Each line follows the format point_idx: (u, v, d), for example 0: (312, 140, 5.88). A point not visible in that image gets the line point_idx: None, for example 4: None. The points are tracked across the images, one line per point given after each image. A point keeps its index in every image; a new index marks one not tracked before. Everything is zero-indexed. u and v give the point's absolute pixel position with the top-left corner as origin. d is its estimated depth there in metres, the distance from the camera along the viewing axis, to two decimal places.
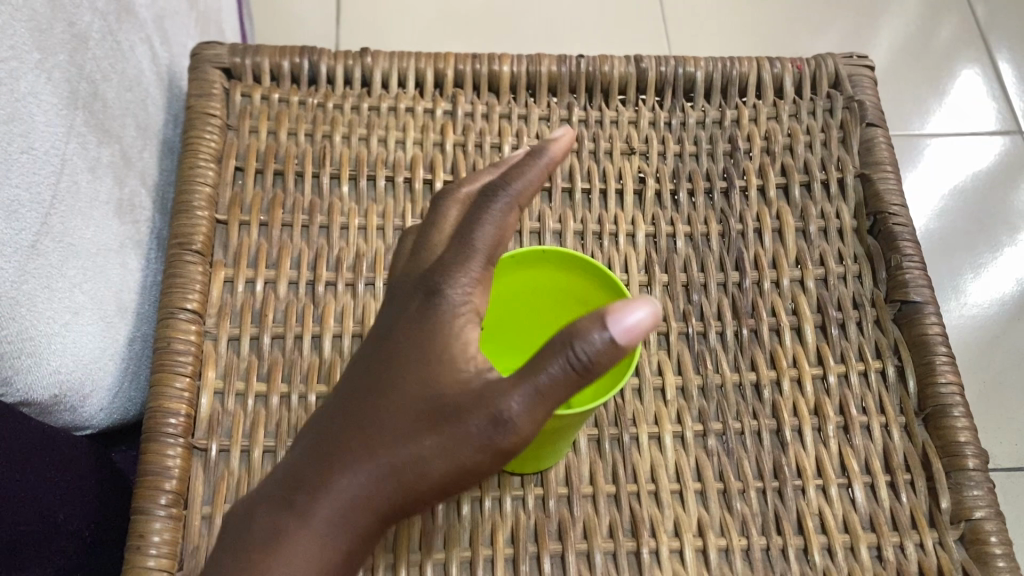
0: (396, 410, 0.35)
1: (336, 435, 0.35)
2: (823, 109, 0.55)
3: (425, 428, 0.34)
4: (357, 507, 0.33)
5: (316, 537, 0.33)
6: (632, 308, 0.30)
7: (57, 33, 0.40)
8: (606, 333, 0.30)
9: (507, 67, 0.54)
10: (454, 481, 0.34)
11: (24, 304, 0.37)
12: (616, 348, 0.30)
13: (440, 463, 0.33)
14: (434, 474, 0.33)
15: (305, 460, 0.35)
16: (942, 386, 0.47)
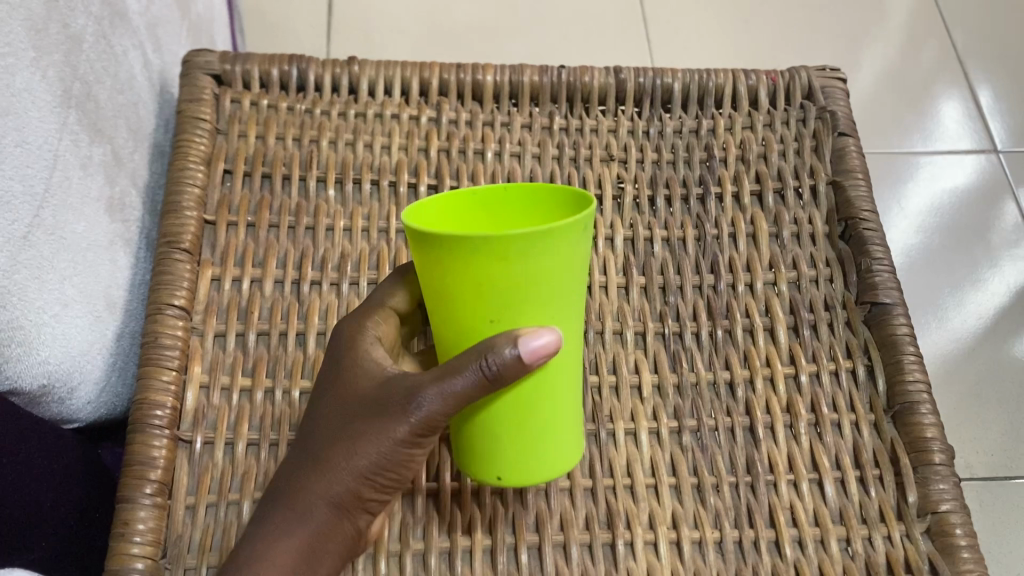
0: (341, 418, 0.36)
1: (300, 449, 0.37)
2: (797, 119, 0.57)
3: (360, 427, 0.35)
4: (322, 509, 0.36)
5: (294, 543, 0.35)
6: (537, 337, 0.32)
7: (52, 34, 0.42)
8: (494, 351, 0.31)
9: (491, 77, 0.55)
10: (390, 468, 0.36)
11: (14, 293, 0.38)
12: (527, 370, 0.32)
13: (380, 460, 0.35)
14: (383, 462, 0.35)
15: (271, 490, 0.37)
16: (910, 384, 0.48)
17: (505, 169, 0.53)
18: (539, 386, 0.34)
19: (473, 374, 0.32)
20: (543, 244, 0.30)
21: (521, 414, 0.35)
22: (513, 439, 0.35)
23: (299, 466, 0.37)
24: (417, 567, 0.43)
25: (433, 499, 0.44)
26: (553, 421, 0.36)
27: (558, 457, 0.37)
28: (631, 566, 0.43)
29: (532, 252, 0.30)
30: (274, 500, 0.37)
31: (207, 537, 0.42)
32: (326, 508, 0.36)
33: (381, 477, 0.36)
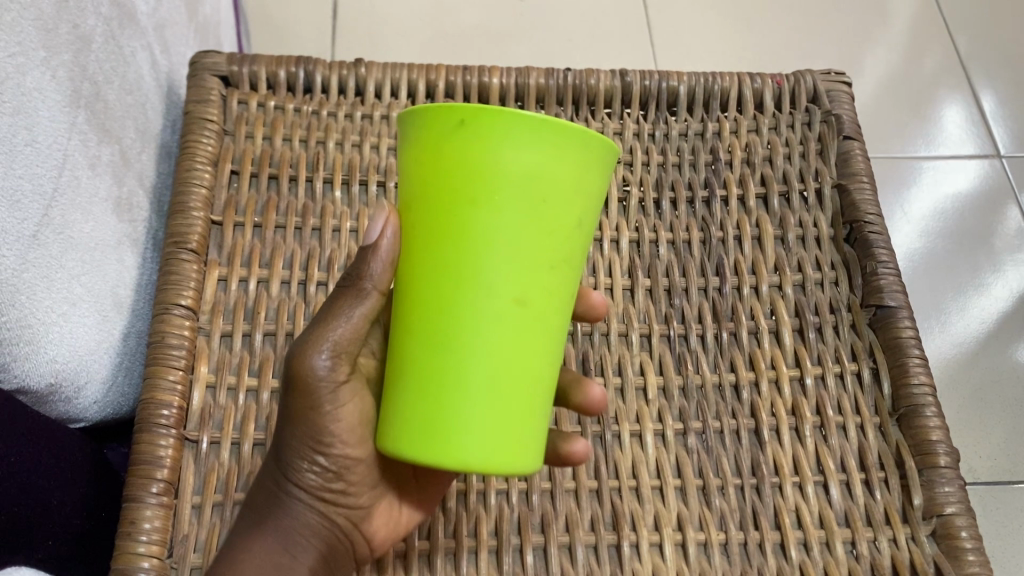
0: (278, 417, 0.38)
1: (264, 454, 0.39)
2: (802, 122, 0.57)
3: (285, 416, 0.37)
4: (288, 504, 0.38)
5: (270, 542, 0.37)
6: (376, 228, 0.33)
7: (62, 34, 0.42)
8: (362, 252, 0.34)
9: (497, 79, 0.55)
10: (329, 447, 0.37)
11: (23, 291, 0.38)
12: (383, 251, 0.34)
13: (306, 438, 0.37)
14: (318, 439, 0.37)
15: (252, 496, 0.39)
16: (915, 387, 0.48)
17: None
18: (436, 328, 0.31)
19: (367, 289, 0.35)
20: (439, 122, 0.30)
21: (416, 355, 0.32)
22: (406, 388, 0.32)
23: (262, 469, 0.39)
24: (422, 567, 0.43)
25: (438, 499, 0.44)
26: (445, 388, 0.31)
27: (440, 441, 0.31)
28: (637, 568, 0.43)
29: (434, 131, 0.30)
30: (246, 505, 0.39)
31: (212, 538, 0.42)
32: (288, 500, 0.38)
33: (324, 457, 0.38)
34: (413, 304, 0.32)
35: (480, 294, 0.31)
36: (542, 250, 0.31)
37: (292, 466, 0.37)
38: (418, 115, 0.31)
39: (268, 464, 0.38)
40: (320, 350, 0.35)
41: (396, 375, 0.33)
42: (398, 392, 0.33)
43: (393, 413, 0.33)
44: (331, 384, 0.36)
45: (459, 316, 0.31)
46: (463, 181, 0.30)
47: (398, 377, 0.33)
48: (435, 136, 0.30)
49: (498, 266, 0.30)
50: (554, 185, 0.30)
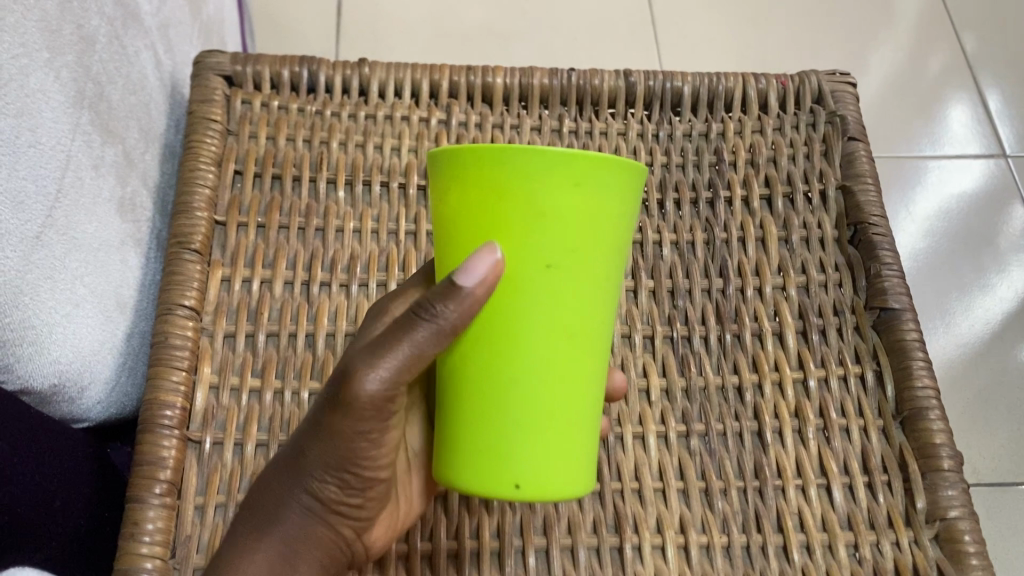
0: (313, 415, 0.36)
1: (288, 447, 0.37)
2: (807, 123, 0.57)
3: (311, 424, 0.35)
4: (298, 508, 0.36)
5: (274, 544, 0.36)
6: (472, 267, 0.29)
7: (66, 35, 0.42)
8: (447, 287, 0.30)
9: (501, 79, 0.55)
10: (348, 464, 0.35)
11: (27, 292, 0.38)
12: (462, 301, 0.30)
13: (336, 455, 0.35)
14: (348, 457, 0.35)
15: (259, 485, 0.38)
16: (919, 390, 0.48)
17: None
18: (544, 364, 0.31)
19: (427, 325, 0.31)
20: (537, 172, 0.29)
21: (519, 391, 0.31)
22: (512, 426, 0.31)
23: (281, 463, 0.37)
24: (424, 568, 0.43)
25: (441, 500, 0.44)
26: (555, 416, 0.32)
27: (555, 469, 0.32)
28: (639, 570, 0.43)
29: (526, 177, 0.29)
30: (255, 501, 0.38)
31: (215, 538, 0.42)
32: (296, 508, 0.36)
33: (341, 473, 0.36)
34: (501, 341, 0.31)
35: (534, 320, 0.31)
36: (593, 277, 0.31)
37: (309, 474, 0.36)
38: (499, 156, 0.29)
39: (283, 465, 0.37)
40: (376, 364, 0.32)
41: (487, 413, 0.32)
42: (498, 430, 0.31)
43: (495, 452, 0.31)
44: (376, 406, 0.32)
45: (569, 346, 0.31)
46: (566, 229, 0.30)
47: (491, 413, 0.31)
48: (528, 184, 0.29)
49: (548, 295, 0.30)
50: (606, 215, 0.30)
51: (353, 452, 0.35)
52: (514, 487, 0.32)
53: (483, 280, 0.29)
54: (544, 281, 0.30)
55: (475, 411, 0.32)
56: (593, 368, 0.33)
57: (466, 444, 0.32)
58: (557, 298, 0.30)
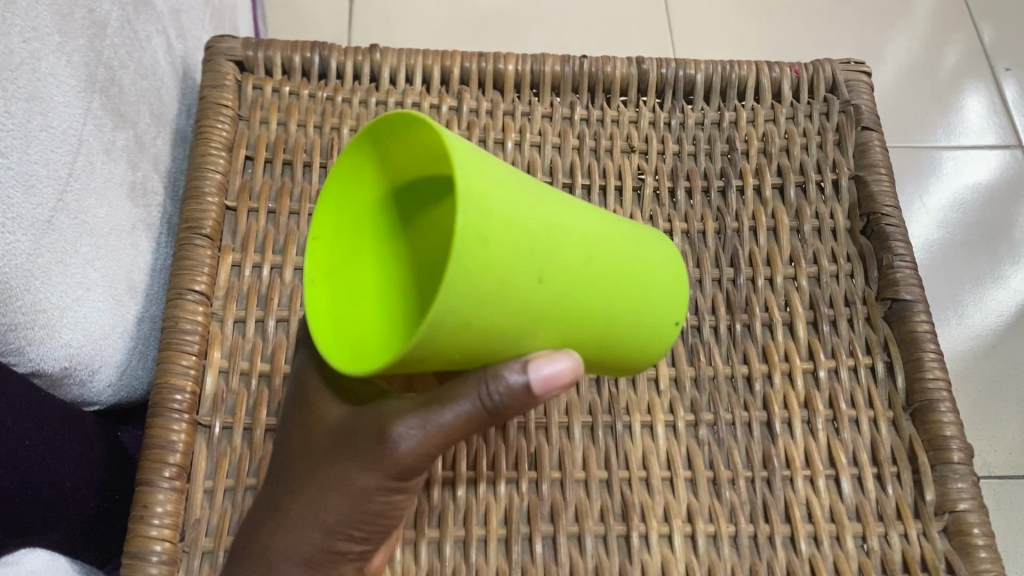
0: (321, 459, 0.38)
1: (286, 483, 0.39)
2: (821, 112, 0.56)
3: (332, 470, 0.37)
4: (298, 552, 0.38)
5: None
6: (553, 360, 0.32)
7: (77, 19, 0.42)
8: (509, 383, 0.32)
9: (512, 66, 0.55)
10: (378, 518, 0.38)
11: (39, 276, 0.38)
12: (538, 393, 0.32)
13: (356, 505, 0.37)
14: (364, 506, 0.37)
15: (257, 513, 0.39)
16: (930, 382, 0.48)
17: (525, 159, 0.53)
18: (580, 240, 0.33)
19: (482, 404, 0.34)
20: (501, 238, 0.29)
21: (605, 259, 0.34)
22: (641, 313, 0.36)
23: (278, 498, 0.39)
24: (432, 554, 0.43)
25: (449, 488, 0.44)
26: (604, 229, 0.35)
27: (651, 265, 0.37)
28: (646, 560, 0.43)
29: (523, 259, 0.30)
30: (253, 529, 0.39)
31: (224, 521, 0.42)
32: (288, 553, 0.38)
33: (369, 526, 0.38)
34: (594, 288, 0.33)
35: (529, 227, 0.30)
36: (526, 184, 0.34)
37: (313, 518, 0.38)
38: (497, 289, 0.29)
39: (292, 505, 0.38)
40: (415, 427, 0.35)
41: (618, 319, 0.35)
42: (623, 309, 0.35)
43: (636, 336, 0.37)
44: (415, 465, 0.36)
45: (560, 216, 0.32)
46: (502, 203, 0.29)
47: (629, 328, 0.36)
48: (529, 257, 0.30)
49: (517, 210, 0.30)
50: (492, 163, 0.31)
51: (373, 504, 0.37)
52: (670, 326, 0.39)
53: (555, 383, 0.32)
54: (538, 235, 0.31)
55: (601, 326, 0.35)
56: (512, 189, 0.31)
57: (629, 355, 0.37)
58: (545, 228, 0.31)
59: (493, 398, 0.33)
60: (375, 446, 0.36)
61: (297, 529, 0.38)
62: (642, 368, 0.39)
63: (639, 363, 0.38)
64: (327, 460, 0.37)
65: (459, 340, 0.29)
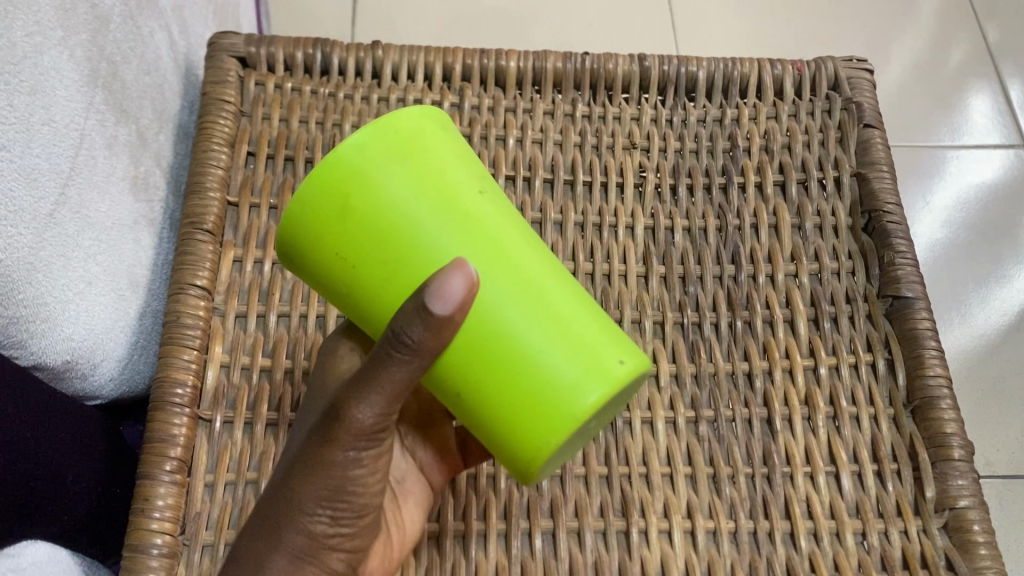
0: (290, 454, 0.36)
1: (266, 492, 0.36)
2: (822, 110, 0.56)
3: (295, 460, 0.35)
4: (280, 556, 0.34)
5: None
6: (446, 280, 0.29)
7: (80, 14, 0.42)
8: (411, 316, 0.30)
9: (514, 63, 0.55)
10: (344, 492, 0.35)
11: (41, 269, 0.38)
12: (449, 319, 0.30)
13: (327, 485, 0.34)
14: (336, 484, 0.34)
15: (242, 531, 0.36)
16: (930, 378, 0.48)
17: (526, 155, 0.53)
18: (511, 249, 0.33)
19: (404, 356, 0.31)
20: (416, 157, 0.32)
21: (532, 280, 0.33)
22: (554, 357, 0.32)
23: (256, 508, 0.36)
24: (432, 549, 0.43)
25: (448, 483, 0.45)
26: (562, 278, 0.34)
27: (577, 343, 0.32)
28: (645, 555, 0.43)
29: (427, 195, 0.32)
30: (236, 547, 0.36)
31: (225, 514, 0.43)
32: (259, 555, 0.34)
33: (335, 504, 0.35)
34: (503, 289, 0.32)
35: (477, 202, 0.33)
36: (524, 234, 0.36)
37: (288, 510, 0.34)
38: (389, 177, 0.31)
39: (264, 506, 0.35)
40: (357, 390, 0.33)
41: (518, 344, 0.32)
42: (529, 335, 0.32)
43: (525, 388, 0.32)
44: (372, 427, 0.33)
45: (506, 225, 0.33)
46: (443, 151, 0.33)
47: (527, 366, 0.32)
48: (434, 200, 0.32)
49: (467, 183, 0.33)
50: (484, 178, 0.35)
51: (344, 481, 0.34)
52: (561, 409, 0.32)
53: (459, 300, 0.29)
54: (460, 198, 0.32)
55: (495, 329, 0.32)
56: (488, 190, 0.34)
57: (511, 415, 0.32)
58: (479, 205, 0.33)
59: (407, 336, 0.30)
60: (329, 421, 0.33)
61: (271, 527, 0.34)
62: (530, 452, 0.33)
63: (529, 435, 0.32)
64: (294, 452, 0.35)
65: (341, 225, 0.32)
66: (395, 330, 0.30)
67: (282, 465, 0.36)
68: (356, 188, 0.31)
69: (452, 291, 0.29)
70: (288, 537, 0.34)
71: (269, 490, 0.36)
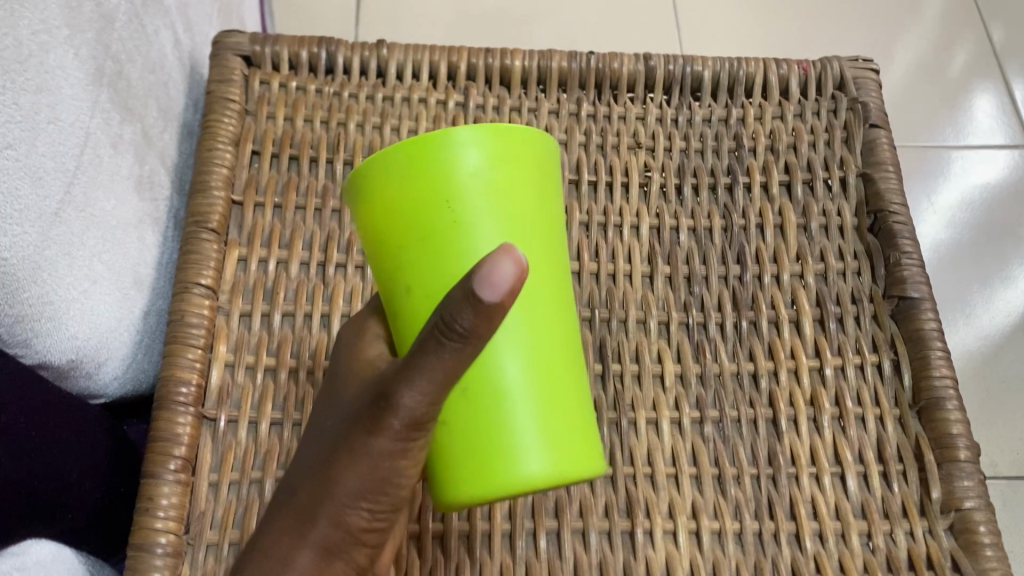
0: (331, 432, 0.33)
1: (303, 469, 0.34)
2: (828, 110, 0.56)
3: (336, 446, 0.32)
4: (309, 546, 0.33)
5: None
6: (495, 263, 0.26)
7: (85, 12, 0.42)
8: (461, 301, 0.27)
9: (519, 62, 0.55)
10: (385, 487, 0.33)
11: (46, 268, 0.38)
12: (503, 309, 0.27)
13: (367, 479, 0.32)
14: (376, 480, 0.32)
15: (272, 507, 0.35)
16: (936, 379, 0.48)
17: None
18: (544, 312, 0.33)
19: (456, 343, 0.27)
20: (508, 185, 0.32)
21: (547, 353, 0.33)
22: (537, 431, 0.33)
23: (291, 487, 0.34)
24: (436, 549, 0.43)
25: None
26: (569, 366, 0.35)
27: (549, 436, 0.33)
28: (650, 556, 0.43)
29: (502, 225, 0.32)
30: (265, 525, 0.35)
31: (229, 513, 0.43)
32: (289, 543, 0.33)
33: (374, 497, 0.33)
34: (524, 348, 0.32)
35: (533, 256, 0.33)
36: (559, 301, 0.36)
37: (325, 501, 0.33)
38: (475, 188, 0.31)
39: (302, 489, 0.34)
40: (411, 382, 0.29)
41: (511, 405, 0.32)
42: (518, 405, 0.32)
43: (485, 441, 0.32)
44: (418, 423, 0.30)
45: (552, 283, 0.34)
46: (531, 183, 0.33)
47: (501, 430, 0.32)
48: (506, 233, 0.32)
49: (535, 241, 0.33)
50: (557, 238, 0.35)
51: (385, 477, 0.32)
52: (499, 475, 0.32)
53: (511, 288, 0.26)
54: (528, 242, 0.32)
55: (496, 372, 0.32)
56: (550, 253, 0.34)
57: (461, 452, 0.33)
58: (537, 254, 0.33)
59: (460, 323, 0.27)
60: (374, 411, 0.31)
61: (304, 513, 0.33)
62: (455, 490, 0.33)
63: (479, 480, 0.33)
64: (336, 432, 0.33)
65: (417, 199, 0.31)
66: (446, 317, 0.27)
67: (323, 443, 0.34)
68: (449, 178, 0.31)
69: (505, 276, 0.26)
70: (320, 527, 0.33)
71: (307, 469, 0.34)
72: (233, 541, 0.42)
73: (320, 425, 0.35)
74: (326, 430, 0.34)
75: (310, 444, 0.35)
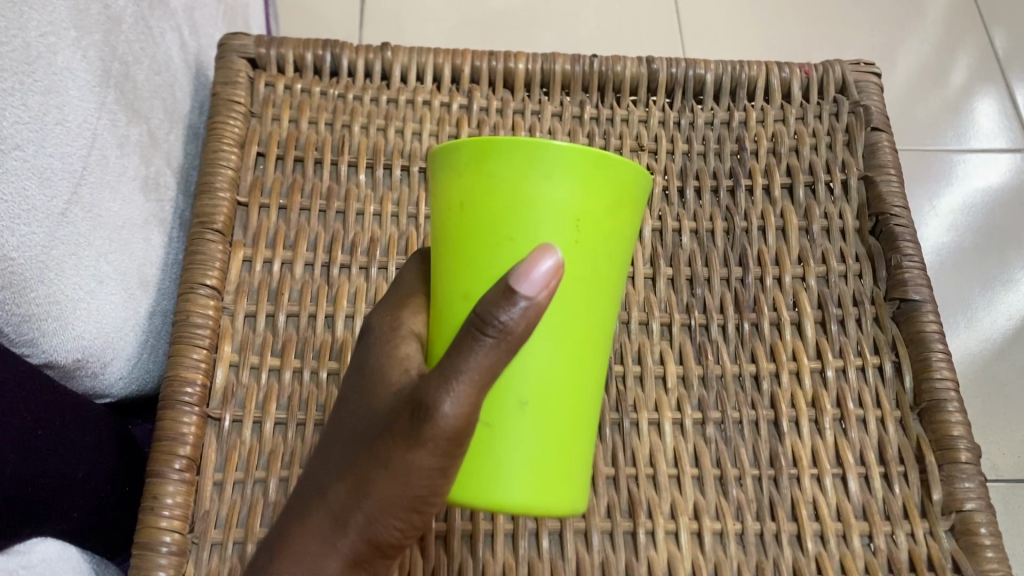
0: (360, 442, 0.31)
1: (327, 478, 0.32)
2: (830, 113, 0.56)
3: (367, 459, 0.31)
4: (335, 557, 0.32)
5: None
6: (537, 263, 0.28)
7: (93, 15, 0.43)
8: (501, 296, 0.27)
9: (523, 65, 0.55)
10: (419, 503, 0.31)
11: (53, 268, 0.38)
12: (537, 305, 0.28)
13: (401, 496, 0.30)
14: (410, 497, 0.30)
15: (291, 518, 0.33)
16: (937, 381, 0.48)
17: None
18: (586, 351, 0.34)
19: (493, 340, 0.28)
20: (589, 217, 0.32)
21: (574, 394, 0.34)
22: (530, 459, 0.34)
23: (314, 494, 0.33)
24: (438, 549, 0.43)
25: None
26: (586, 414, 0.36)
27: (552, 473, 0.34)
28: (652, 556, 0.43)
29: (570, 249, 0.32)
30: (284, 534, 0.33)
31: (233, 512, 0.43)
32: (314, 557, 0.32)
33: (407, 513, 0.31)
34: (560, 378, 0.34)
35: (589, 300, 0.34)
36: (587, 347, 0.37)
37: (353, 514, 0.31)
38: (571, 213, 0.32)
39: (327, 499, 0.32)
40: (452, 390, 0.28)
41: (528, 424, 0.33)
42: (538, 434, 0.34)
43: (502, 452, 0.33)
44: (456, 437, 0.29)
45: (597, 325, 0.35)
46: (611, 224, 0.33)
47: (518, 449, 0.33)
48: (569, 256, 0.32)
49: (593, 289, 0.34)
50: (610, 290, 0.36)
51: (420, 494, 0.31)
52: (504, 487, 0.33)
53: (546, 286, 0.28)
54: (586, 274, 0.33)
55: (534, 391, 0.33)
56: (606, 303, 0.35)
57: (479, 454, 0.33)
58: (593, 288, 0.34)
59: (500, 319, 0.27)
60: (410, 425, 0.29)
61: (331, 525, 0.32)
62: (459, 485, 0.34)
63: (467, 486, 0.33)
64: (365, 443, 0.31)
65: (513, 195, 0.31)
66: (483, 314, 0.27)
67: (350, 453, 0.32)
68: (557, 192, 0.31)
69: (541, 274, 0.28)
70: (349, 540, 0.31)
71: (333, 479, 0.32)
72: (236, 540, 0.42)
73: (343, 430, 0.33)
74: (349, 438, 0.32)
75: (333, 451, 0.33)
